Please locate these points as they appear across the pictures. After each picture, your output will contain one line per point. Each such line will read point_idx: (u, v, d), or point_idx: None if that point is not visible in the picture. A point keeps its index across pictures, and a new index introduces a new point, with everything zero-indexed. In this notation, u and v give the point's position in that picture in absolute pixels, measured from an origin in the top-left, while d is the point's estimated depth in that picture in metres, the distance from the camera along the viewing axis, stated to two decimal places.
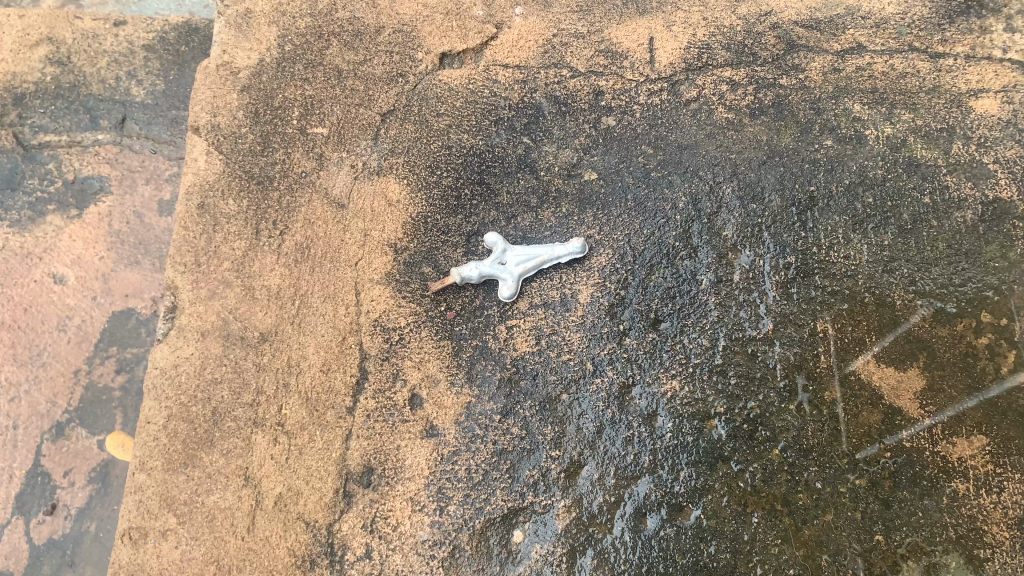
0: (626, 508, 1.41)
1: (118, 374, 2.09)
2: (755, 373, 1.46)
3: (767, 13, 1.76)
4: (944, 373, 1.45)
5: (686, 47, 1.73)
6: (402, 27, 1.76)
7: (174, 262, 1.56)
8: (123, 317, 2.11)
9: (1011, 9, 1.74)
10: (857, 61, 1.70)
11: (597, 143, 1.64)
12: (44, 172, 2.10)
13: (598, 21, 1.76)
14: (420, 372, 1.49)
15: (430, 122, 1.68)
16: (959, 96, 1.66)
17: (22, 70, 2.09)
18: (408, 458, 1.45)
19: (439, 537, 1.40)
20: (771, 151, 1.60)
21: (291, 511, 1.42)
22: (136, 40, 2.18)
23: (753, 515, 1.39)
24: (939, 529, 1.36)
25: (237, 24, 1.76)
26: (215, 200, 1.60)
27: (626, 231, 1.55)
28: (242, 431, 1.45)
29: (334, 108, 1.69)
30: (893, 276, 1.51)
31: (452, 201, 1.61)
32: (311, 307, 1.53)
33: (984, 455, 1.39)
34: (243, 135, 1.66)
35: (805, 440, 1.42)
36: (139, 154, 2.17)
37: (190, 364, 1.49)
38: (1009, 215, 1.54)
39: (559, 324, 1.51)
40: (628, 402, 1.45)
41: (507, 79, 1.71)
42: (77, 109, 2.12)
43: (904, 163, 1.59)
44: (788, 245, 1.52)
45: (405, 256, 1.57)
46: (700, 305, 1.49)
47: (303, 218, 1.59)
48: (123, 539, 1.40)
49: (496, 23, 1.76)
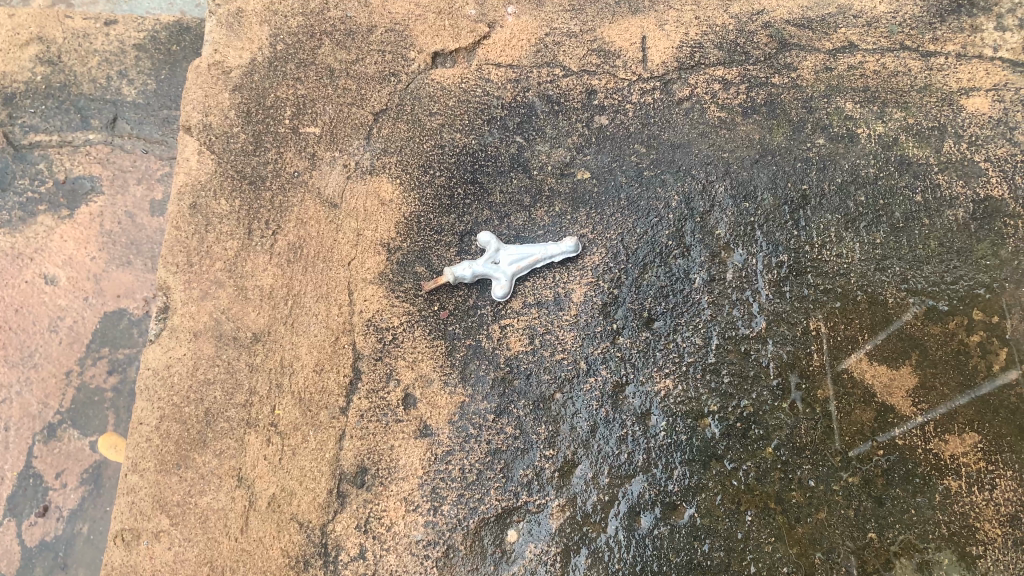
0: (619, 507, 1.41)
1: (110, 375, 2.08)
2: (749, 372, 1.46)
3: (759, 12, 1.77)
4: (935, 371, 1.45)
5: (679, 46, 1.73)
6: (394, 27, 1.76)
7: (166, 263, 1.55)
8: (115, 317, 2.10)
9: (1002, 8, 1.74)
10: (849, 59, 1.70)
11: (590, 143, 1.64)
12: (34, 172, 2.10)
13: (590, 21, 1.76)
14: (414, 372, 1.49)
15: (423, 121, 1.68)
16: (950, 94, 1.66)
17: (11, 70, 2.09)
18: (402, 458, 1.45)
19: (433, 537, 1.41)
20: (763, 150, 1.61)
21: (284, 512, 1.42)
22: (127, 40, 2.17)
23: (746, 513, 1.40)
24: (932, 526, 1.37)
25: (228, 23, 1.75)
26: (207, 200, 1.60)
27: (619, 230, 1.55)
28: (236, 432, 1.45)
29: (326, 107, 1.68)
30: (885, 274, 1.51)
31: (445, 200, 1.61)
32: (304, 307, 1.53)
33: (976, 453, 1.40)
34: (235, 134, 1.66)
35: (797, 438, 1.43)
36: (130, 154, 2.16)
37: (183, 365, 1.49)
38: (1000, 213, 1.55)
39: (552, 323, 1.51)
40: (622, 401, 1.45)
41: (500, 78, 1.71)
42: (67, 109, 2.11)
43: (896, 162, 1.60)
44: (781, 244, 1.53)
45: (398, 255, 1.57)
46: (693, 303, 1.50)
47: (296, 218, 1.59)
48: (115, 540, 1.40)
49: (488, 22, 1.76)
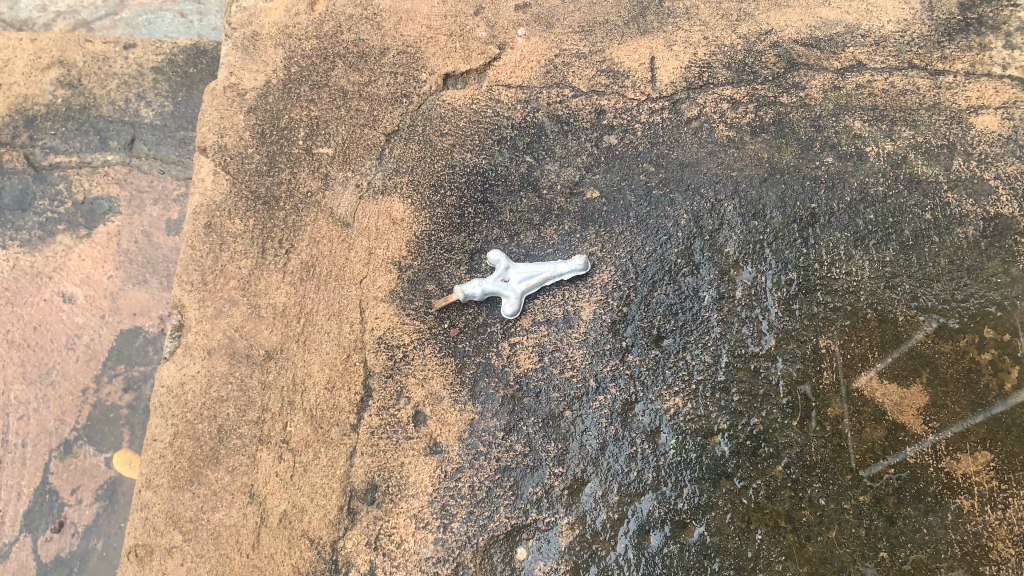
0: (629, 525, 1.41)
1: (126, 393, 2.11)
2: (758, 390, 1.46)
3: (767, 32, 1.78)
4: (947, 389, 1.45)
5: (687, 66, 1.75)
6: (406, 49, 1.79)
7: (181, 282, 1.58)
8: (132, 335, 2.13)
9: (1010, 26, 1.75)
10: (857, 79, 1.71)
11: (599, 162, 1.65)
12: (54, 193, 2.14)
13: (599, 42, 1.78)
14: (424, 389, 1.50)
15: (434, 141, 1.70)
16: (959, 112, 1.67)
17: (33, 92, 2.13)
18: (412, 475, 1.45)
19: (443, 554, 1.41)
20: (772, 168, 1.61)
21: (295, 528, 1.43)
22: (145, 63, 2.21)
23: (756, 532, 1.39)
24: (944, 546, 1.36)
25: (244, 46, 1.79)
26: (221, 220, 1.62)
27: (628, 249, 1.56)
28: (248, 448, 1.46)
29: (339, 128, 1.71)
30: (895, 292, 1.51)
31: (455, 219, 1.62)
32: (317, 325, 1.54)
33: (989, 471, 1.39)
34: (250, 155, 1.69)
35: (808, 456, 1.42)
36: (148, 175, 2.20)
37: (196, 383, 1.51)
38: (1011, 230, 1.55)
39: (562, 340, 1.52)
40: (631, 419, 1.46)
41: (510, 99, 1.73)
42: (87, 130, 2.15)
43: (905, 180, 1.60)
44: (790, 262, 1.53)
45: (409, 274, 1.59)
46: (702, 321, 1.50)
47: (309, 237, 1.61)
48: (129, 557, 1.42)
49: (499, 44, 1.79)
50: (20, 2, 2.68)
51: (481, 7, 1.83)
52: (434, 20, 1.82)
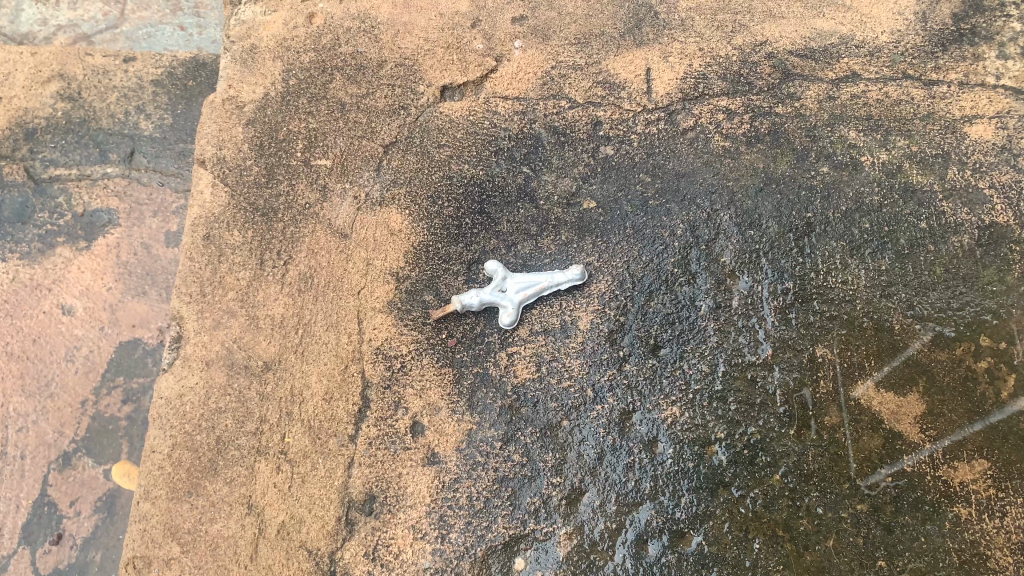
0: (627, 535, 1.41)
1: (124, 404, 2.11)
2: (755, 399, 1.47)
3: (762, 43, 1.80)
4: (944, 398, 1.45)
5: (683, 77, 1.76)
6: (403, 61, 1.81)
7: (180, 293, 1.59)
8: (131, 347, 2.13)
9: (1003, 36, 1.77)
10: (852, 89, 1.73)
11: (595, 172, 1.66)
12: (53, 206, 2.15)
13: (596, 53, 1.80)
14: (422, 400, 1.50)
15: (431, 153, 1.71)
16: (953, 122, 1.68)
17: (33, 106, 2.18)
18: (410, 485, 1.45)
19: (441, 565, 1.41)
20: (767, 178, 1.62)
21: (293, 540, 1.43)
22: (145, 76, 2.28)
23: (754, 541, 1.39)
24: (942, 554, 1.36)
25: (242, 59, 1.82)
26: (220, 231, 1.63)
27: (625, 259, 1.57)
28: (245, 459, 1.47)
29: (337, 140, 1.72)
30: (892, 300, 1.52)
31: (453, 229, 1.63)
32: (314, 336, 1.55)
33: (986, 479, 1.39)
34: (249, 167, 1.70)
35: (805, 465, 1.43)
36: (147, 187, 2.22)
37: (196, 394, 1.51)
38: (1006, 239, 1.55)
39: (559, 350, 1.52)
40: (628, 428, 1.46)
41: (507, 110, 1.75)
42: (87, 144, 2.19)
43: (900, 189, 1.61)
44: (786, 271, 1.54)
45: (407, 283, 1.59)
46: (699, 330, 1.51)
47: (306, 248, 1.62)
48: (127, 568, 1.42)
49: (496, 56, 1.80)
50: (20, 16, 2.70)
51: (478, 20, 1.85)
52: (431, 32, 1.84)
